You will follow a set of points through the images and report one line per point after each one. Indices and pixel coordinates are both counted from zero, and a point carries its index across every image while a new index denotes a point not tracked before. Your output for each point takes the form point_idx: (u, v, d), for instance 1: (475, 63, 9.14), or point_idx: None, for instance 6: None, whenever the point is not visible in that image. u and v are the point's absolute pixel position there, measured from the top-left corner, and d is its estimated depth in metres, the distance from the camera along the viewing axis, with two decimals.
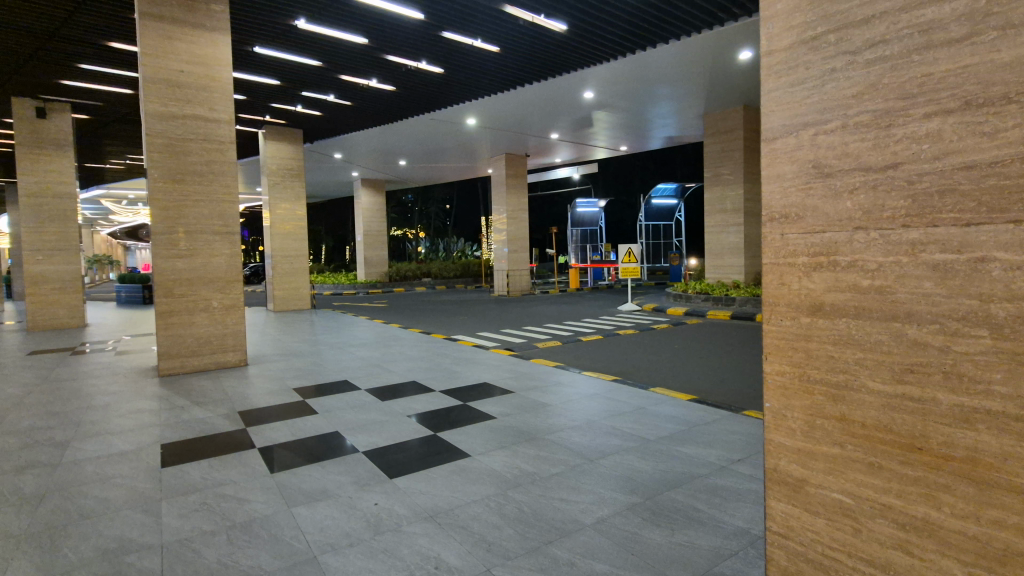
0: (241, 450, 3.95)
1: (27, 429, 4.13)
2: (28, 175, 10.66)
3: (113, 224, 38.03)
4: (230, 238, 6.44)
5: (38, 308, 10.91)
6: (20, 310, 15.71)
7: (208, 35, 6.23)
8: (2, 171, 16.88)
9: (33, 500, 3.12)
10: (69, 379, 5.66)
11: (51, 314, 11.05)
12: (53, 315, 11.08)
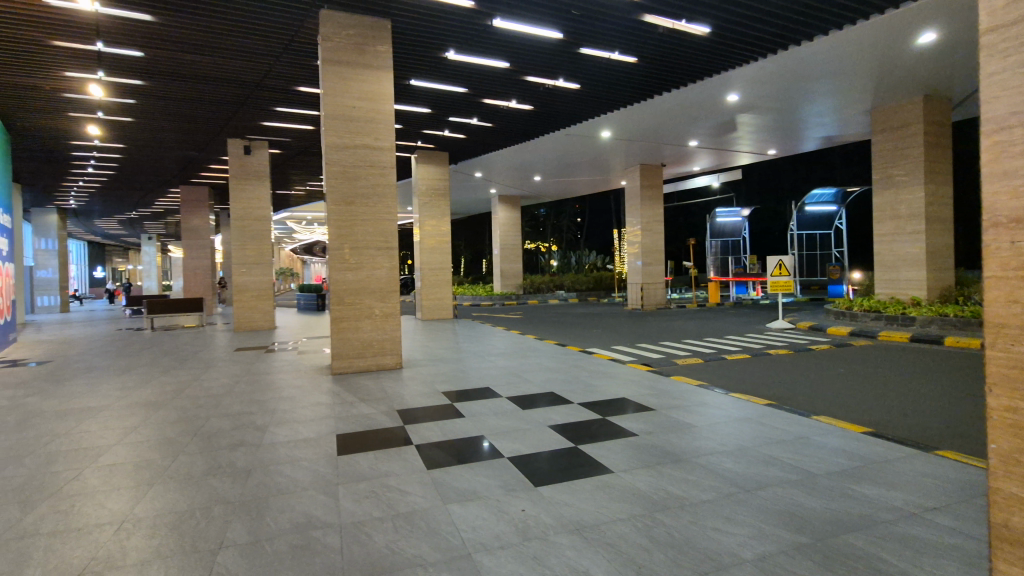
0: (400, 445, 4.33)
1: (239, 413, 4.96)
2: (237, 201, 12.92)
3: (294, 242, 44.49)
4: (389, 253, 7.14)
5: (241, 312, 13.14)
6: (227, 314, 19.00)
7: (374, 73, 7.04)
8: (218, 199, 20.67)
9: (244, 472, 3.71)
10: (267, 374, 6.69)
11: (250, 317, 13.21)
12: (252, 318, 13.25)
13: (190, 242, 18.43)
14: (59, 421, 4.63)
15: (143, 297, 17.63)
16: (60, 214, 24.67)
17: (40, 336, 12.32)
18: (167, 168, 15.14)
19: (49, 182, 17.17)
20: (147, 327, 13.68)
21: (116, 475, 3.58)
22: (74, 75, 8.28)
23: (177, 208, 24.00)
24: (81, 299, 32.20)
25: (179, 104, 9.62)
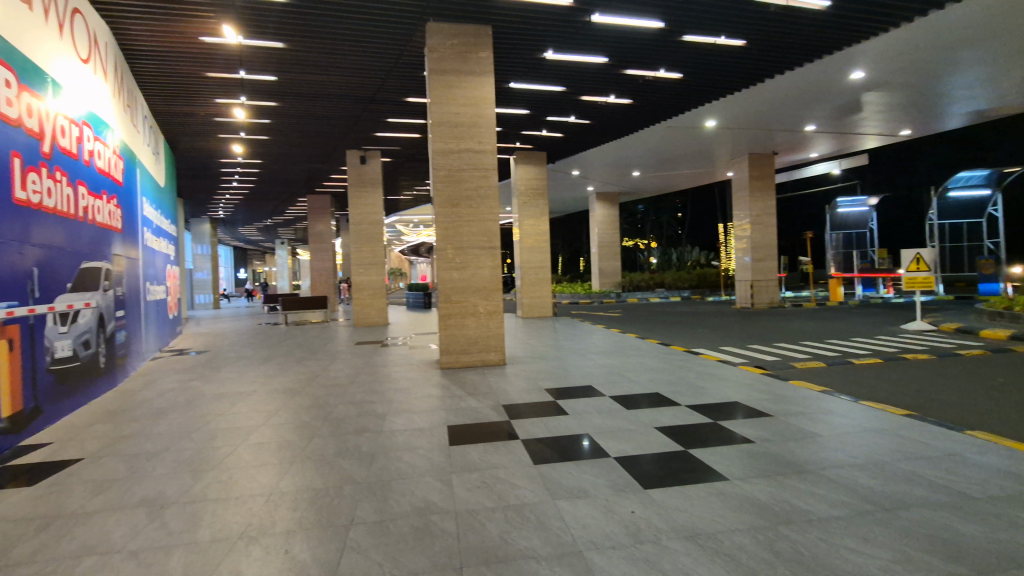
0: (509, 440, 4.44)
1: (361, 402, 5.38)
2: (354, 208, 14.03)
3: (402, 245, 47.42)
4: (492, 252, 7.36)
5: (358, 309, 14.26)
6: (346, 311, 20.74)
7: (477, 79, 7.27)
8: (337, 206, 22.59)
9: (367, 456, 4.03)
10: (382, 366, 7.20)
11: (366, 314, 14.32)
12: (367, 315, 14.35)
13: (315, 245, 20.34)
14: (217, 403, 5.34)
15: (277, 296, 19.76)
16: (212, 223, 28.40)
17: (198, 329, 14.29)
18: (295, 180, 16.81)
19: (203, 196, 19.84)
20: (282, 322, 15.35)
21: (263, 452, 4.05)
22: (223, 101, 9.48)
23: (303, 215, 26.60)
24: (228, 296, 36.86)
25: (306, 121, 10.64)
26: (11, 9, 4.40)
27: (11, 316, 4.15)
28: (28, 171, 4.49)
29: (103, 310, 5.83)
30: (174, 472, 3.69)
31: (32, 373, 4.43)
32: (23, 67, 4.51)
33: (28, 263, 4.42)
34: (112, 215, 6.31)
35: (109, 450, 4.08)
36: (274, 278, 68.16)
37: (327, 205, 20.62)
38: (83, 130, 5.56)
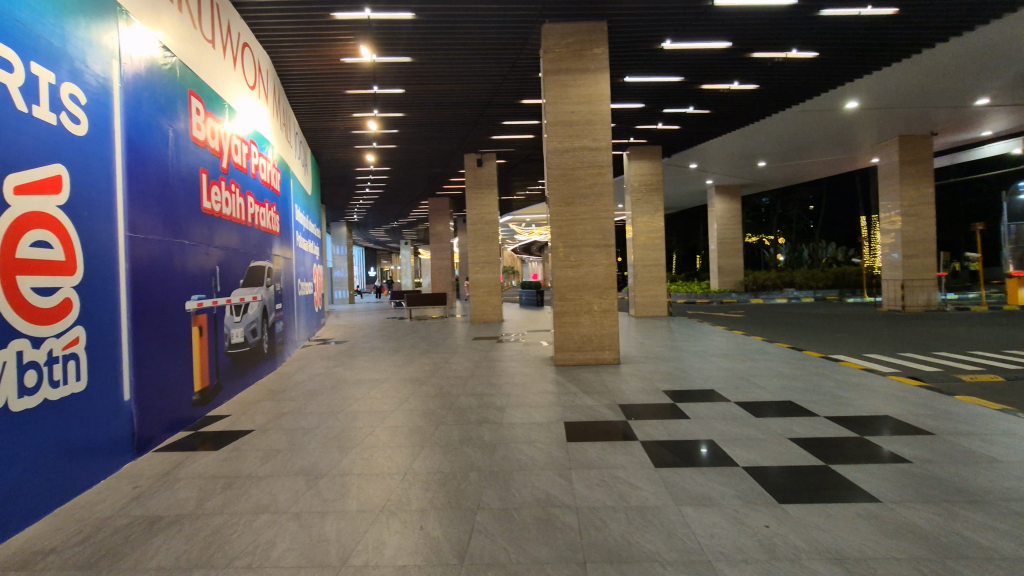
0: (628, 440, 4.37)
1: (482, 394, 5.63)
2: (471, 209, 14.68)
3: (514, 244, 48.67)
4: (607, 250, 7.29)
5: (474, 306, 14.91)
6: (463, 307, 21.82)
7: (592, 76, 7.23)
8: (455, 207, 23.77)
9: (489, 446, 4.20)
10: (499, 361, 7.46)
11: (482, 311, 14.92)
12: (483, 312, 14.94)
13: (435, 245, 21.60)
14: (355, 389, 5.90)
15: (402, 293, 21.33)
16: (349, 226, 31.41)
17: (338, 321, 15.93)
18: (418, 184, 17.99)
19: (340, 202, 22.04)
20: (407, 316, 16.56)
21: (397, 435, 4.40)
22: (359, 115, 10.44)
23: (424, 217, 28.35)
24: (360, 293, 40.58)
25: (429, 128, 11.34)
26: (199, 49, 5.27)
27: (200, 306, 4.96)
28: (212, 184, 5.34)
29: (266, 303, 6.74)
30: (324, 447, 4.16)
31: (216, 354, 5.27)
32: (208, 97, 5.37)
33: (212, 262, 5.25)
34: (273, 220, 7.26)
35: (273, 424, 4.71)
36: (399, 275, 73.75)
37: (446, 207, 21.81)
38: (251, 147, 6.46)
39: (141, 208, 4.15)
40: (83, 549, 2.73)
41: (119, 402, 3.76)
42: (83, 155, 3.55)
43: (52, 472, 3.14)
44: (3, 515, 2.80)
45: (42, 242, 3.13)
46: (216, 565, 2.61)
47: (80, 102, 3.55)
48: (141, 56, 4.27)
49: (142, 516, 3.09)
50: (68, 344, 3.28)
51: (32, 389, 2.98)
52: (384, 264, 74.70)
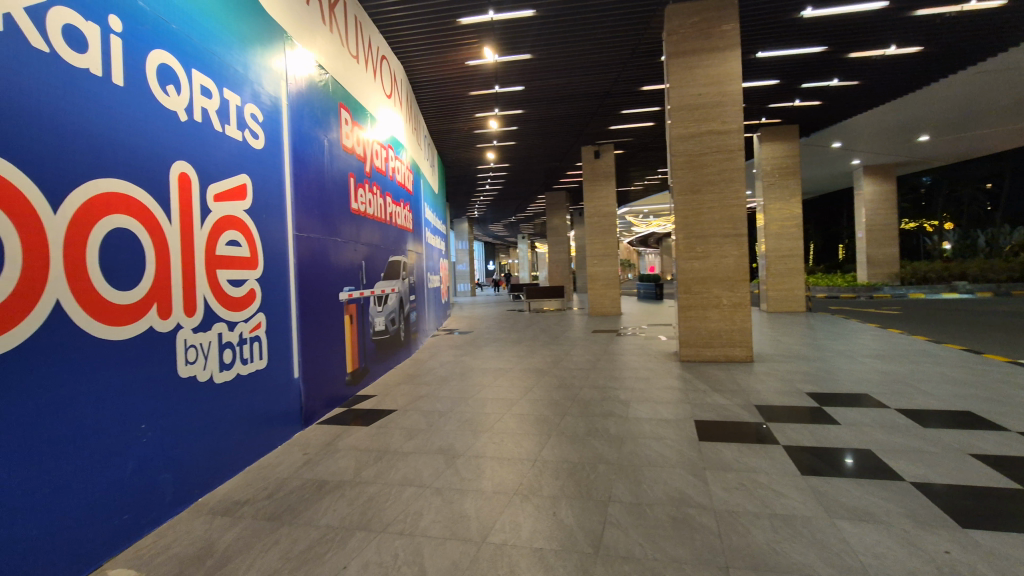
0: (768, 443, 4.08)
1: (605, 387, 5.61)
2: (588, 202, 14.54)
3: (632, 237, 47.60)
4: (738, 239, 6.84)
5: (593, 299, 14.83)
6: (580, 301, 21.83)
7: (721, 54, 6.80)
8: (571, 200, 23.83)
9: (617, 440, 4.17)
10: (620, 355, 7.36)
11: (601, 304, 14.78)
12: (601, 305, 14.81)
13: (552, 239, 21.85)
14: (482, 377, 6.19)
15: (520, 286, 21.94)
16: (471, 222, 33.13)
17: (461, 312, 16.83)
18: (535, 179, 18.31)
19: (462, 199, 23.21)
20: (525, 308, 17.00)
21: (525, 423, 4.54)
22: (482, 115, 10.88)
23: (540, 211, 28.78)
24: (479, 286, 42.55)
25: (546, 123, 11.46)
26: (346, 64, 5.83)
27: (351, 296, 5.53)
28: (358, 187, 5.89)
29: (402, 295, 7.31)
30: (458, 429, 4.43)
31: (364, 340, 5.85)
32: (354, 107, 5.93)
33: (360, 257, 5.81)
34: (407, 218, 7.82)
35: (413, 406, 5.10)
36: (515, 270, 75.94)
37: (562, 200, 21.95)
38: (389, 152, 7.02)
39: (305, 211, 4.71)
40: (269, 503, 3.20)
41: (291, 379, 4.34)
42: (261, 166, 4.13)
43: (244, 435, 3.73)
44: (212, 468, 3.40)
45: (232, 241, 3.71)
46: (372, 529, 2.89)
47: (258, 119, 4.12)
48: (302, 75, 4.83)
49: (312, 479, 3.54)
50: (253, 327, 3.86)
51: (228, 365, 3.58)
52: (501, 259, 77.35)
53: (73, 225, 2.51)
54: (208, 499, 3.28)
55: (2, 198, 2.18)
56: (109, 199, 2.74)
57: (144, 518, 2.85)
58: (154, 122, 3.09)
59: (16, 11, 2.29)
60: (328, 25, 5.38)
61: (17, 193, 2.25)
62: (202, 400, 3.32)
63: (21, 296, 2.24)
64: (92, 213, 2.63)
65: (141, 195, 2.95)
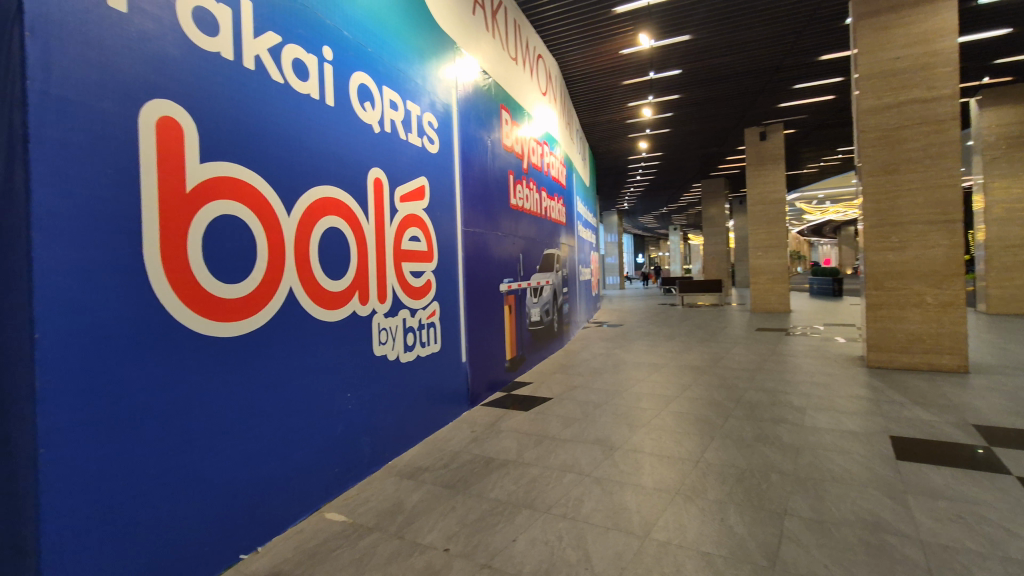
0: (991, 471, 3.39)
1: (774, 389, 5.16)
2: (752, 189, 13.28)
3: (803, 225, 42.49)
4: (949, 226, 5.75)
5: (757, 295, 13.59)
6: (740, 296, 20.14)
7: (928, 8, 5.75)
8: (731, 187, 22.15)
9: (792, 449, 3.81)
10: (791, 356, 6.69)
11: (766, 300, 13.39)
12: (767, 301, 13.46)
13: (707, 230, 20.57)
14: (636, 371, 6.10)
15: (672, 279, 21.05)
16: (621, 214, 32.65)
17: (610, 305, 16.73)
18: (690, 166, 17.37)
19: (611, 191, 23.02)
20: (678, 303, 16.26)
21: (682, 421, 4.39)
22: (635, 104, 10.64)
23: (695, 200, 27.21)
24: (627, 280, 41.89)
25: (705, 106, 10.78)
26: (507, 67, 6.13)
27: (510, 288, 5.84)
28: (517, 183, 6.18)
29: (556, 287, 7.50)
30: (614, 421, 4.44)
31: (521, 329, 6.14)
32: (513, 108, 6.22)
33: (518, 251, 6.10)
34: (560, 212, 8.00)
35: (568, 395, 5.23)
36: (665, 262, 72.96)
37: (720, 186, 20.56)
38: (543, 148, 7.24)
39: (471, 208, 5.08)
40: (446, 472, 3.55)
41: (459, 363, 4.75)
42: (437, 168, 4.56)
43: (423, 411, 4.17)
44: (399, 436, 3.87)
45: (414, 237, 4.15)
46: (537, 508, 3.05)
47: (434, 126, 4.55)
48: (469, 81, 5.21)
49: (479, 455, 3.83)
50: (430, 313, 4.30)
51: (410, 347, 4.04)
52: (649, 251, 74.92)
53: (301, 226, 3.06)
54: (397, 462, 3.76)
55: (254, 203, 2.74)
56: (325, 203, 3.27)
57: (349, 473, 3.36)
58: (355, 135, 3.60)
59: (260, 52, 2.85)
60: (491, 31, 5.71)
61: (264, 201, 2.82)
62: (391, 376, 3.80)
63: (267, 282, 2.81)
64: (314, 214, 3.16)
65: (347, 199, 3.46)
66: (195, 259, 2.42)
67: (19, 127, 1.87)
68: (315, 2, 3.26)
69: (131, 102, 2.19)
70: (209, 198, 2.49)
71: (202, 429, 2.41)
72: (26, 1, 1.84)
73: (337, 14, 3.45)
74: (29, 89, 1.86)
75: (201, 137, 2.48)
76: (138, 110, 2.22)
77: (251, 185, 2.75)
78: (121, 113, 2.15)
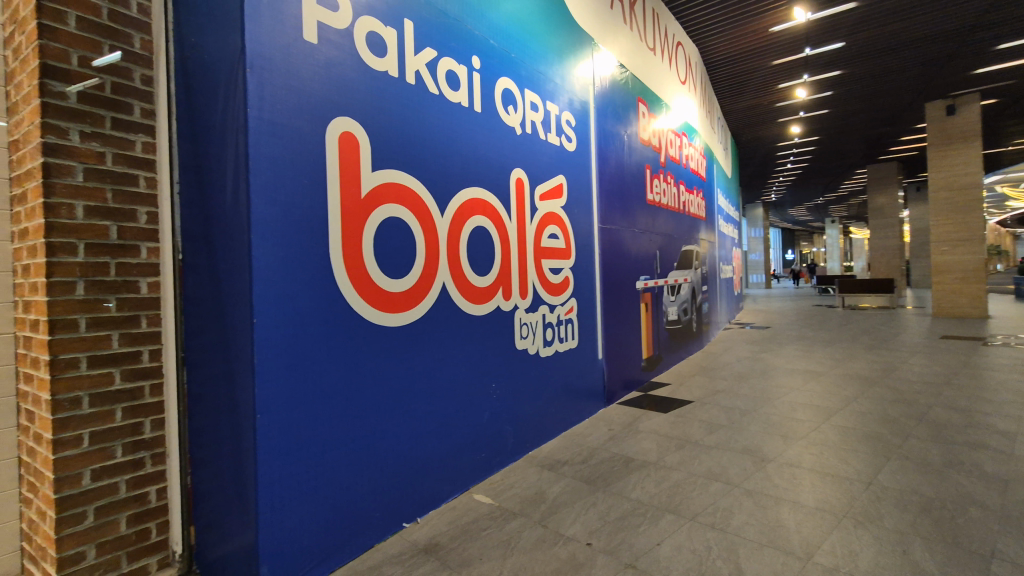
0: None
1: (969, 408, 4.38)
2: (936, 171, 11.30)
3: (1006, 212, 35.13)
4: None
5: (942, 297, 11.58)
6: (918, 298, 17.31)
7: None
8: (906, 171, 19.13)
9: (998, 481, 3.18)
10: (992, 370, 5.59)
11: (955, 303, 11.36)
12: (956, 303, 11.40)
13: (873, 221, 18.05)
14: (788, 378, 5.57)
15: (831, 278, 18.78)
16: (767, 207, 29.90)
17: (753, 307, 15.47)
18: (853, 151, 15.37)
19: (756, 183, 21.21)
20: (836, 304, 14.48)
21: (848, 437, 3.93)
22: (786, 85, 9.70)
23: (858, 189, 23.97)
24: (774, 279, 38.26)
25: (873, 80, 9.46)
26: (645, 58, 5.97)
27: (646, 285, 5.69)
28: (654, 177, 5.99)
29: (694, 286, 7.15)
30: (765, 431, 4.12)
31: (658, 328, 5.95)
32: (651, 100, 6.04)
33: (655, 247, 5.91)
34: (700, 206, 7.58)
35: (710, 399, 4.96)
36: (818, 258, 65.29)
37: (892, 172, 17.86)
38: (682, 139, 6.92)
39: (608, 204, 5.04)
40: (585, 468, 3.58)
41: (596, 361, 4.75)
42: (575, 166, 4.60)
43: (560, 406, 4.25)
44: (539, 428, 3.99)
45: (553, 235, 4.24)
46: (682, 514, 2.94)
47: (572, 124, 4.59)
48: (606, 76, 5.16)
49: (618, 454, 3.79)
50: (568, 310, 4.36)
51: (549, 342, 4.14)
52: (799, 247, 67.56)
53: (453, 226, 3.28)
54: (537, 453, 3.88)
55: (414, 206, 3.00)
56: (474, 204, 3.47)
57: (494, 460, 3.54)
58: (500, 138, 3.77)
59: (419, 67, 3.11)
60: (629, 24, 5.60)
61: (423, 204, 3.08)
62: (530, 370, 3.92)
63: (424, 278, 3.06)
64: (463, 215, 3.38)
65: (492, 199, 3.64)
66: (367, 258, 2.72)
67: (241, 148, 2.25)
68: (465, 15, 3.47)
69: (321, 121, 2.54)
70: (380, 202, 2.79)
71: (374, 408, 2.71)
72: (248, 44, 2.23)
73: (484, 23, 3.63)
74: (249, 116, 2.23)
75: (373, 148, 2.78)
76: (324, 127, 2.55)
77: (412, 189, 3.01)
78: (314, 131, 2.50)
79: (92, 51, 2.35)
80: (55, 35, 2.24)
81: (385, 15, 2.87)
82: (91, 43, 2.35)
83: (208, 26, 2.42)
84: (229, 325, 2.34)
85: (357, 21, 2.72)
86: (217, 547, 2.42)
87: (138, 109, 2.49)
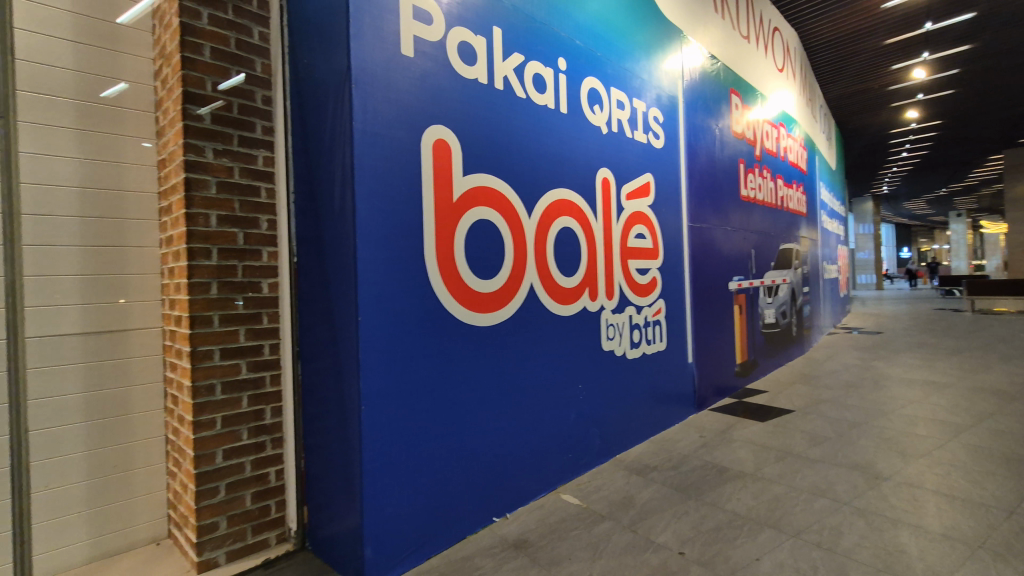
0: None
1: None
2: None
3: None
4: None
5: None
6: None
7: None
8: None
9: None
10: None
11: None
12: None
13: (1010, 214, 15.85)
14: (906, 389, 5.04)
15: (957, 278, 16.69)
16: (878, 200, 27.15)
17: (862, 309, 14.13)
18: (984, 134, 13.59)
19: (864, 174, 19.36)
20: (963, 307, 12.86)
21: (982, 457, 3.49)
22: (902, 65, 8.79)
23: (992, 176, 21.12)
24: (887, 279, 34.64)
25: (1011, 53, 8.31)
26: (738, 47, 5.67)
27: (740, 286, 5.41)
28: (748, 172, 5.67)
29: (794, 287, 6.68)
30: (880, 447, 3.75)
31: (753, 332, 5.63)
32: (744, 90, 5.72)
33: (749, 246, 5.59)
34: (800, 201, 7.07)
35: (813, 409, 4.61)
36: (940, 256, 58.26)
37: None
38: (780, 130, 6.49)
39: (698, 201, 4.85)
40: (675, 475, 3.47)
41: (686, 364, 4.58)
42: (663, 164, 4.47)
43: (648, 410, 4.15)
44: (626, 431, 3.92)
45: (640, 235, 4.15)
46: (783, 530, 2.76)
47: (660, 121, 4.47)
48: (696, 68, 4.96)
49: (711, 463, 3.64)
50: (656, 311, 4.25)
51: (636, 344, 4.06)
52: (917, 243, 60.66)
53: (540, 228, 3.32)
54: (624, 457, 3.82)
55: (503, 208, 3.07)
56: (560, 205, 3.49)
57: (580, 461, 3.54)
58: (587, 138, 3.75)
59: (508, 73, 3.17)
60: (721, 14, 5.35)
61: (511, 207, 3.14)
62: (617, 371, 3.87)
63: (512, 279, 3.12)
64: (550, 215, 3.40)
65: (579, 199, 3.63)
66: (459, 259, 2.83)
67: (348, 159, 2.43)
68: (551, 18, 3.49)
69: (417, 130, 2.67)
70: (470, 206, 2.88)
71: (466, 404, 2.81)
72: (353, 62, 2.40)
73: (570, 24, 3.63)
74: (354, 129, 2.40)
75: (464, 154, 2.88)
76: (420, 136, 2.68)
77: (500, 191, 3.07)
78: (411, 140, 2.64)
79: (221, 77, 2.64)
80: (193, 65, 2.54)
81: (476, 25, 2.97)
82: (222, 70, 2.65)
83: (317, 47, 2.63)
84: (336, 322, 2.53)
85: (449, 32, 2.83)
86: (326, 528, 2.62)
87: (259, 127, 2.76)
